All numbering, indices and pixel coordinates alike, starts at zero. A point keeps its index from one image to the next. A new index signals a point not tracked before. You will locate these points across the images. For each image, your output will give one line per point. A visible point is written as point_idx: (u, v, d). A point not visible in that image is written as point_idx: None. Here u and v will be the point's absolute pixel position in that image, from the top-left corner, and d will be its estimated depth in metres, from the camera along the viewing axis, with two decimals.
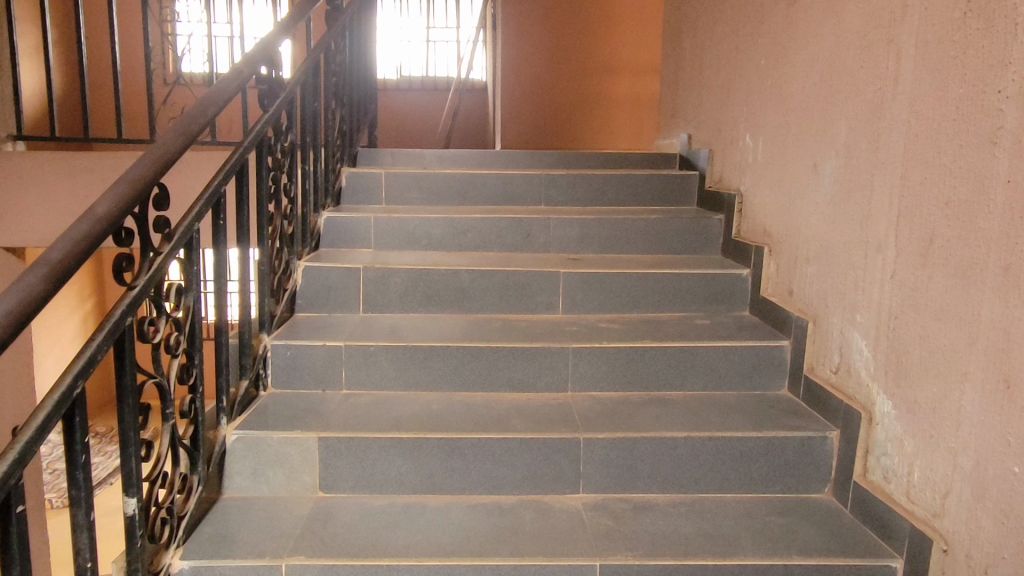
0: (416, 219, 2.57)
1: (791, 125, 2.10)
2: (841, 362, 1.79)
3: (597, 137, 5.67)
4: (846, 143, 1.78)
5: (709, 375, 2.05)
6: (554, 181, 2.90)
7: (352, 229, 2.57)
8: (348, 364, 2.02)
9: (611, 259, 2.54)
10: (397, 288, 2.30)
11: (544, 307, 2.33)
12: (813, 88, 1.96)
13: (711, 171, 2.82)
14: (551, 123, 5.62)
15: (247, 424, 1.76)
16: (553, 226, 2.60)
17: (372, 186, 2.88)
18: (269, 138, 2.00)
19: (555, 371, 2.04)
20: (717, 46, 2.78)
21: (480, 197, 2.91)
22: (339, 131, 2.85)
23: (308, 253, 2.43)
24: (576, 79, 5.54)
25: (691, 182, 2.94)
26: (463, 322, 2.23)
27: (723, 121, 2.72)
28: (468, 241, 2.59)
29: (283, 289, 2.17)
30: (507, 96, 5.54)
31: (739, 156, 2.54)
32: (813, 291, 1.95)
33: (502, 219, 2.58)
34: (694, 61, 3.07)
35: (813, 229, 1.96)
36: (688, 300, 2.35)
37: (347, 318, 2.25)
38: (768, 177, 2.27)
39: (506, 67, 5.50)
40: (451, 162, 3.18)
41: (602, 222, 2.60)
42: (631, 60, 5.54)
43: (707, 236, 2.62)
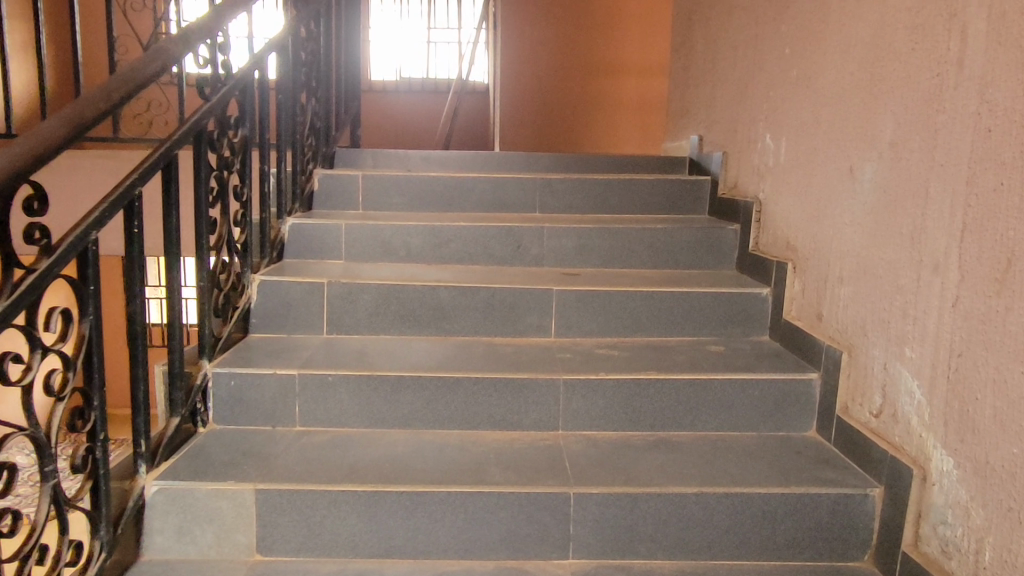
0: (393, 227, 2.28)
1: (821, 122, 1.81)
2: (884, 404, 1.49)
3: (601, 140, 5.39)
4: (892, 142, 1.49)
5: (725, 413, 1.75)
6: (550, 186, 2.61)
7: (321, 237, 2.28)
8: (303, 396, 1.73)
9: (612, 273, 2.25)
10: (367, 305, 2.01)
11: (534, 329, 2.04)
12: (850, 78, 1.67)
13: (724, 176, 2.53)
14: (552, 124, 5.32)
15: (171, 471, 1.48)
16: (547, 236, 2.31)
17: (348, 190, 2.60)
18: (213, 132, 1.72)
19: (545, 407, 1.75)
20: (733, 37, 2.50)
21: (468, 202, 2.62)
22: (312, 129, 2.58)
23: (269, 265, 2.15)
24: (579, 79, 5.26)
25: (702, 188, 2.64)
26: (441, 347, 1.94)
27: (739, 120, 2.42)
28: (451, 252, 2.30)
29: (232, 307, 1.89)
30: (507, 95, 5.25)
31: (758, 159, 2.25)
32: (849, 317, 1.66)
33: (490, 227, 2.29)
34: (707, 55, 2.79)
35: (848, 244, 1.67)
36: (699, 322, 2.05)
37: (308, 341, 1.96)
38: (793, 182, 1.98)
39: (506, 63, 5.20)
40: (438, 164, 2.89)
41: (602, 233, 2.31)
42: (637, 60, 5.26)
43: (721, 249, 2.33)
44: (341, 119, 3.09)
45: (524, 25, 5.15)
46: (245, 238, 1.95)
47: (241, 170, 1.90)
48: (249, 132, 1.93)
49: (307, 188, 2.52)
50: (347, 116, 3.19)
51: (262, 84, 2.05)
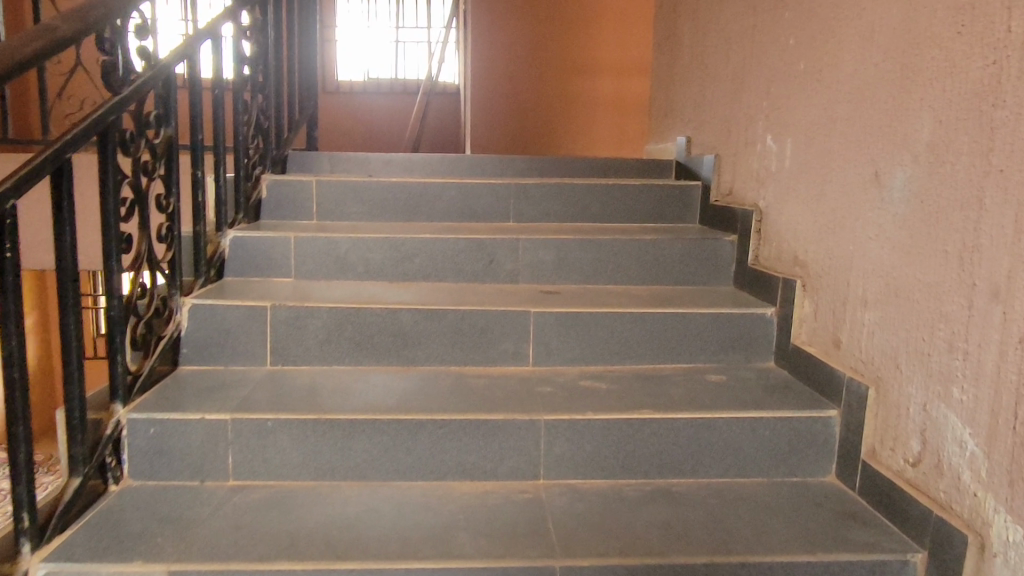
0: (348, 240, 2.01)
1: (837, 122, 1.58)
2: (925, 453, 1.27)
3: (579, 142, 5.18)
4: (932, 144, 1.26)
5: (732, 456, 1.51)
6: (526, 192, 2.36)
7: (267, 252, 2.00)
8: (237, 444, 1.45)
9: (597, 292, 2.00)
10: (317, 332, 1.74)
11: (510, 358, 1.78)
12: (874, 72, 1.45)
13: (717, 182, 2.31)
14: (525, 126, 5.10)
15: (64, 548, 1.19)
16: (523, 250, 2.06)
17: (300, 198, 2.32)
18: (129, 131, 1.44)
19: (524, 452, 1.49)
20: (725, 28, 2.27)
21: (435, 211, 2.36)
22: (258, 129, 2.29)
23: (204, 286, 1.87)
24: (555, 79, 5.04)
25: (692, 195, 2.42)
26: (402, 380, 1.68)
27: (735, 120, 2.20)
28: (416, 268, 2.04)
29: (155, 337, 1.61)
30: (477, 97, 5.01)
31: (758, 163, 2.02)
32: (876, 347, 1.43)
33: (459, 240, 2.04)
34: (694, 50, 2.56)
35: (875, 262, 1.44)
36: (696, 348, 1.82)
37: (247, 374, 1.69)
38: (802, 189, 1.76)
39: (476, 64, 4.98)
40: (403, 169, 2.64)
41: (584, 245, 2.07)
42: (614, 59, 5.07)
43: (716, 262, 2.10)
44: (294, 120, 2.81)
45: (496, 24, 4.91)
46: (173, 255, 1.66)
47: (166, 177, 1.63)
48: (177, 131, 1.65)
49: (253, 195, 2.24)
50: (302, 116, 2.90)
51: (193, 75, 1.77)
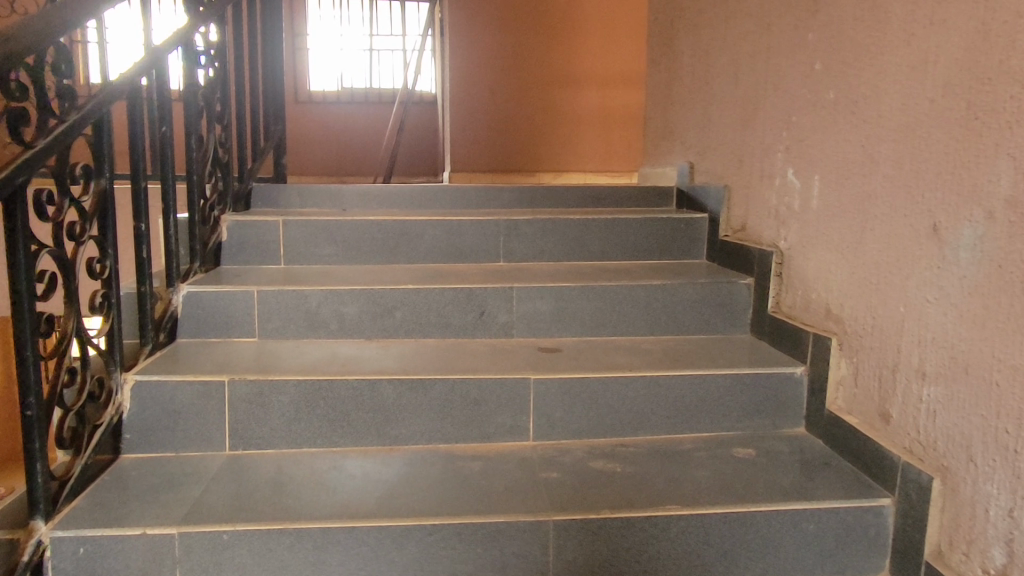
0: (320, 293, 1.78)
1: (882, 163, 1.38)
2: (1012, 567, 1.07)
3: (565, 156, 5.03)
4: (1014, 200, 1.06)
5: (772, 555, 1.30)
6: (517, 228, 2.14)
7: (226, 310, 1.76)
8: (186, 563, 1.21)
9: (601, 347, 1.78)
10: (283, 410, 1.50)
11: (506, 432, 1.56)
12: (931, 107, 1.24)
13: (728, 215, 2.10)
14: (509, 141, 4.87)
15: None
16: (517, 299, 1.83)
17: (265, 240, 2.08)
18: (48, 193, 1.19)
19: (530, 559, 1.27)
20: (734, 47, 2.07)
21: (417, 251, 2.13)
22: (216, 164, 2.04)
23: (152, 354, 1.62)
24: (538, 90, 4.84)
25: (698, 228, 2.21)
26: (383, 467, 1.44)
27: (747, 148, 1.99)
28: (396, 323, 1.81)
29: (90, 427, 1.36)
30: (458, 111, 4.76)
31: (777, 199, 1.82)
32: (940, 431, 1.23)
33: (445, 290, 1.81)
34: (696, 69, 2.36)
35: (936, 332, 1.24)
36: (717, 414, 1.60)
37: (201, 463, 1.44)
38: (835, 235, 1.55)
39: (456, 77, 4.71)
40: (380, 202, 2.42)
41: (585, 292, 1.85)
42: (598, 69, 4.92)
43: (732, 309, 1.89)
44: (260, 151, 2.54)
45: (476, 35, 4.66)
46: (111, 327, 1.41)
47: (99, 236, 1.37)
48: (114, 182, 1.39)
49: (211, 240, 1.99)
50: (269, 143, 2.62)
51: (133, 112, 1.51)
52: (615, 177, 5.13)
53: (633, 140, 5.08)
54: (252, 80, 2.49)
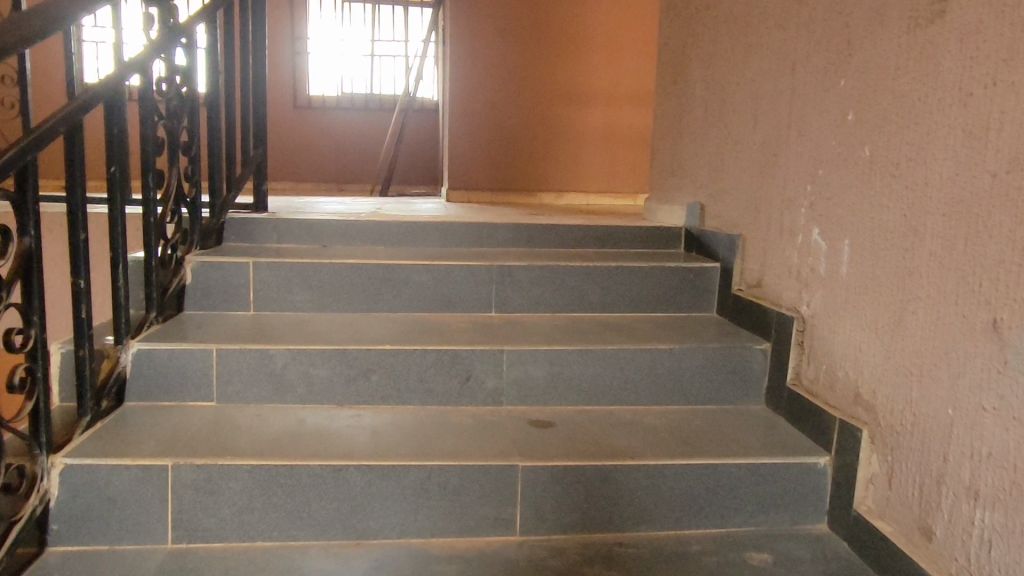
0: (288, 353, 1.59)
1: (928, 238, 1.19)
2: None
3: (567, 177, 4.83)
4: None
5: None
6: (511, 276, 1.96)
7: (183, 370, 1.58)
8: None
9: (599, 420, 1.60)
10: (234, 498, 1.31)
11: (490, 526, 1.37)
12: (992, 182, 1.06)
13: (742, 269, 1.92)
14: (509, 159, 4.69)
15: None
16: (508, 364, 1.65)
17: (233, 285, 1.90)
18: None
19: None
20: (753, 85, 1.89)
21: (401, 299, 1.95)
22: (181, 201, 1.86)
23: (91, 425, 1.43)
24: (540, 107, 4.66)
25: (708, 278, 2.03)
26: (347, 569, 1.26)
27: (765, 198, 1.81)
28: (373, 388, 1.62)
29: (6, 523, 1.17)
30: (457, 127, 4.60)
31: (799, 259, 1.63)
32: (996, 563, 1.04)
33: (427, 352, 1.63)
34: (710, 104, 2.18)
35: (993, 445, 1.05)
36: (729, 508, 1.42)
37: (136, 560, 1.26)
38: (867, 311, 1.37)
39: (456, 92, 4.54)
40: (364, 239, 2.23)
41: (584, 356, 1.66)
42: (604, 87, 4.74)
43: (745, 377, 1.71)
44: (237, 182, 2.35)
45: (477, 49, 4.49)
46: (35, 405, 1.22)
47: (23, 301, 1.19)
48: (40, 239, 1.22)
49: (172, 285, 1.81)
50: (247, 171, 2.42)
51: (75, 153, 1.33)
52: (618, 199, 4.92)
53: (638, 161, 4.89)
54: (230, 104, 2.30)
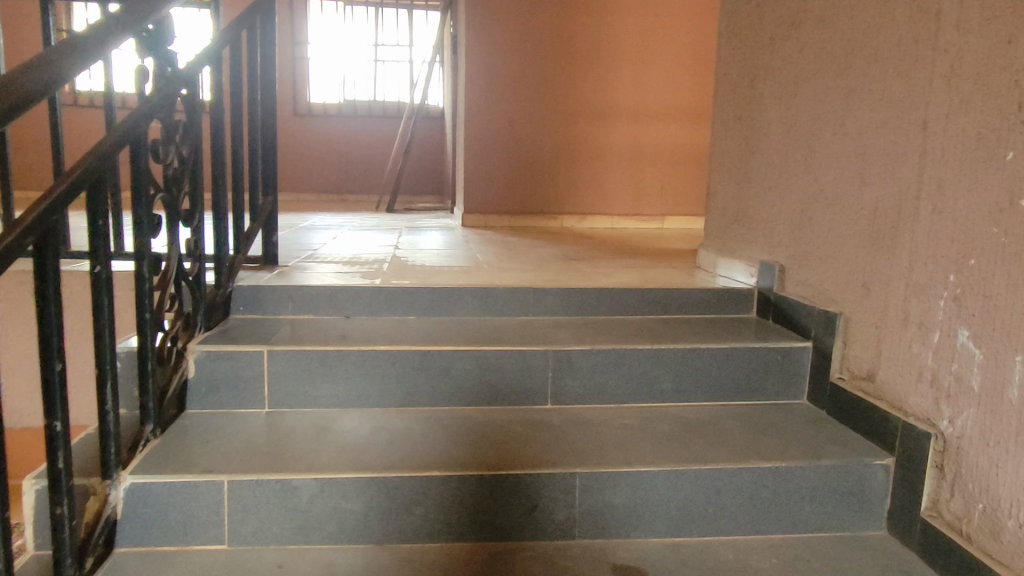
0: (316, 483, 1.31)
1: None
2: None
3: (590, 199, 4.51)
4: None
5: None
6: (570, 362, 1.68)
7: (188, 505, 1.29)
8: None
9: (694, 561, 1.31)
10: None
11: None
12: None
13: (845, 355, 1.63)
14: (528, 181, 4.40)
15: None
16: (581, 489, 1.36)
17: (244, 377, 1.60)
18: None
19: None
20: (860, 140, 1.59)
21: (440, 390, 1.66)
22: (184, 280, 1.56)
23: None
24: (562, 124, 4.36)
25: (799, 360, 1.74)
26: None
27: (880, 277, 1.52)
28: (418, 523, 1.34)
29: None
30: (474, 147, 4.31)
31: (936, 361, 1.35)
32: None
33: (486, 479, 1.34)
34: (793, 153, 1.88)
35: None
36: None
37: None
38: None
39: (472, 110, 4.26)
40: (392, 308, 1.94)
41: (671, 479, 1.37)
42: (630, 102, 4.42)
43: (863, 498, 1.42)
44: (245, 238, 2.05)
45: (495, 64, 4.20)
46: None
47: None
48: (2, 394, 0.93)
49: (173, 382, 1.52)
50: (254, 224, 2.13)
51: (54, 269, 1.03)
52: (644, 222, 4.59)
53: (666, 181, 4.56)
54: (234, 151, 2.00)
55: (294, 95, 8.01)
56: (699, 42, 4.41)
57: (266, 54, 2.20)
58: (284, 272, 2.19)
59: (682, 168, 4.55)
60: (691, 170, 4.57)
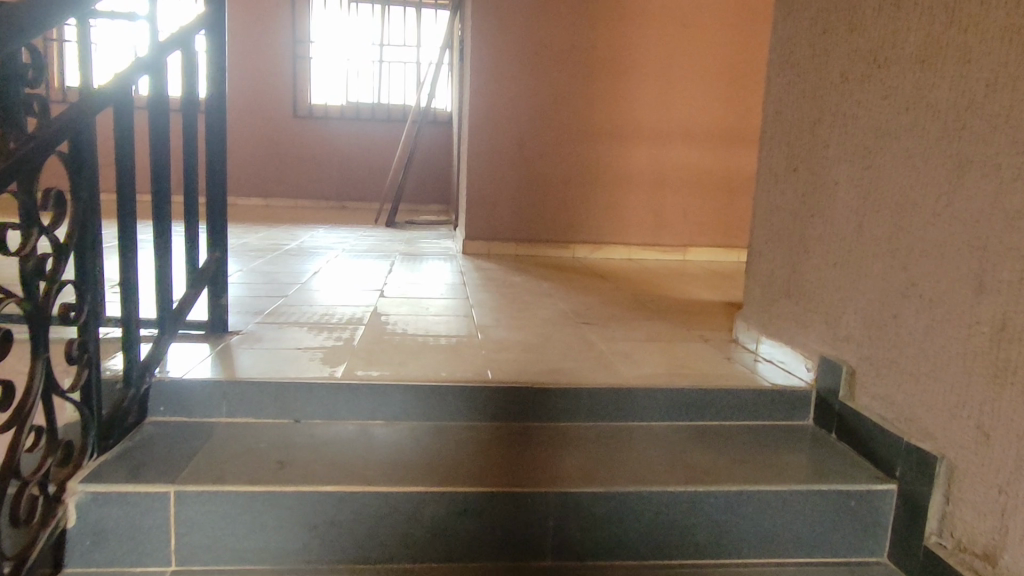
0: None
1: None
2: None
3: (606, 225, 4.08)
4: None
5: None
6: (577, 507, 1.27)
7: None
8: None
9: None
10: None
11: None
12: None
13: (948, 514, 1.22)
14: (536, 205, 4.00)
15: None
16: None
17: (144, 525, 1.21)
18: None
19: None
20: (981, 230, 1.18)
21: (407, 541, 1.26)
22: (62, 394, 1.17)
23: None
24: (576, 143, 3.97)
25: (879, 508, 1.33)
26: None
27: (1007, 424, 1.11)
28: None
29: None
30: (477, 167, 3.93)
31: None
32: None
33: None
34: (874, 228, 1.47)
35: None
36: None
37: None
38: None
39: (478, 126, 3.88)
40: (356, 410, 1.54)
41: None
42: (652, 119, 4.01)
43: None
44: (172, 317, 1.63)
45: (502, 77, 3.83)
46: None
47: None
48: None
49: (40, 542, 1.12)
50: (190, 290, 1.73)
51: None
52: (664, 253, 4.15)
53: (690, 209, 4.12)
54: (158, 203, 1.61)
55: (295, 96, 7.69)
56: (731, 56, 3.98)
57: (213, 80, 1.81)
58: (229, 347, 1.80)
59: (709, 194, 4.12)
60: (719, 198, 4.13)
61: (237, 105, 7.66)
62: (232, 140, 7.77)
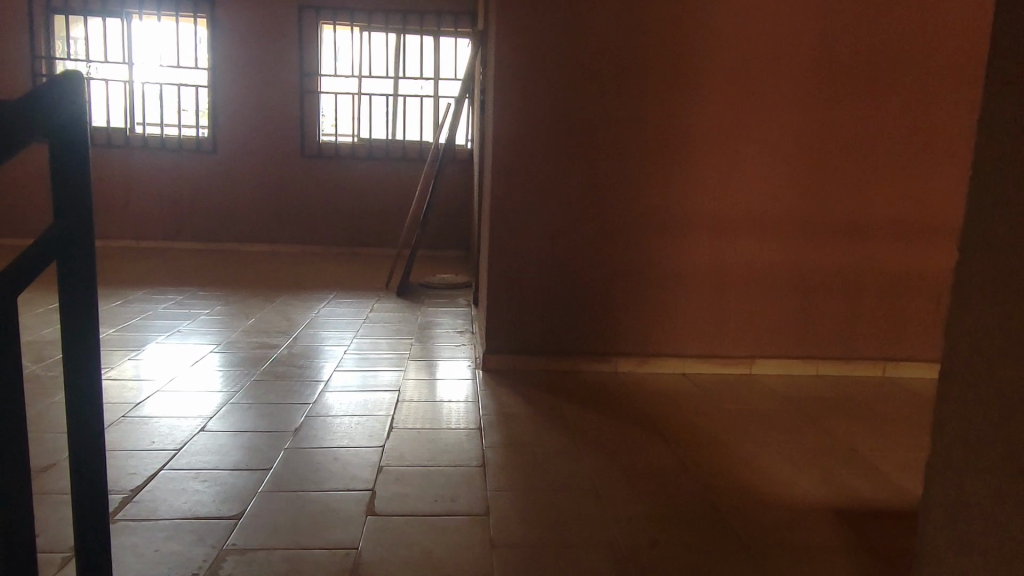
0: None
1: None
2: None
3: (656, 332, 3.37)
4: None
5: None
6: None
7: None
8: None
9: None
10: None
11: None
12: None
13: None
14: (572, 311, 3.31)
15: None
16: None
17: None
18: None
19: None
20: None
21: None
22: None
23: None
24: (621, 234, 3.27)
25: None
26: None
27: None
28: None
29: None
30: (502, 265, 3.24)
31: None
32: None
33: None
34: None
35: None
36: None
37: None
38: None
39: (501, 216, 3.20)
40: None
41: None
42: (713, 204, 3.29)
43: None
44: None
45: (529, 161, 3.16)
46: None
47: None
48: None
49: None
50: None
51: None
52: (726, 365, 3.42)
53: (757, 312, 3.40)
54: None
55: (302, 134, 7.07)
56: (809, 129, 3.25)
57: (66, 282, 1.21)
58: None
59: (780, 295, 3.39)
60: (793, 298, 3.39)
61: (242, 143, 7.07)
62: (237, 182, 7.16)
